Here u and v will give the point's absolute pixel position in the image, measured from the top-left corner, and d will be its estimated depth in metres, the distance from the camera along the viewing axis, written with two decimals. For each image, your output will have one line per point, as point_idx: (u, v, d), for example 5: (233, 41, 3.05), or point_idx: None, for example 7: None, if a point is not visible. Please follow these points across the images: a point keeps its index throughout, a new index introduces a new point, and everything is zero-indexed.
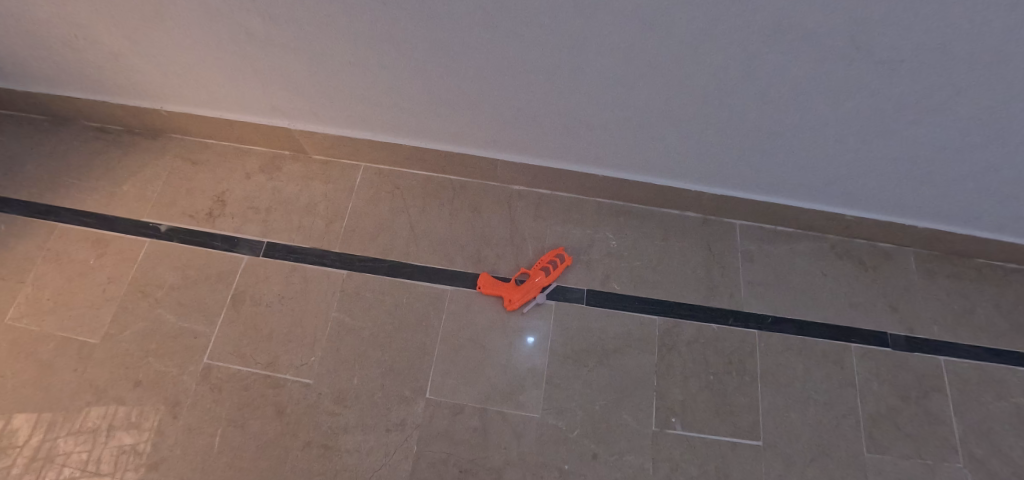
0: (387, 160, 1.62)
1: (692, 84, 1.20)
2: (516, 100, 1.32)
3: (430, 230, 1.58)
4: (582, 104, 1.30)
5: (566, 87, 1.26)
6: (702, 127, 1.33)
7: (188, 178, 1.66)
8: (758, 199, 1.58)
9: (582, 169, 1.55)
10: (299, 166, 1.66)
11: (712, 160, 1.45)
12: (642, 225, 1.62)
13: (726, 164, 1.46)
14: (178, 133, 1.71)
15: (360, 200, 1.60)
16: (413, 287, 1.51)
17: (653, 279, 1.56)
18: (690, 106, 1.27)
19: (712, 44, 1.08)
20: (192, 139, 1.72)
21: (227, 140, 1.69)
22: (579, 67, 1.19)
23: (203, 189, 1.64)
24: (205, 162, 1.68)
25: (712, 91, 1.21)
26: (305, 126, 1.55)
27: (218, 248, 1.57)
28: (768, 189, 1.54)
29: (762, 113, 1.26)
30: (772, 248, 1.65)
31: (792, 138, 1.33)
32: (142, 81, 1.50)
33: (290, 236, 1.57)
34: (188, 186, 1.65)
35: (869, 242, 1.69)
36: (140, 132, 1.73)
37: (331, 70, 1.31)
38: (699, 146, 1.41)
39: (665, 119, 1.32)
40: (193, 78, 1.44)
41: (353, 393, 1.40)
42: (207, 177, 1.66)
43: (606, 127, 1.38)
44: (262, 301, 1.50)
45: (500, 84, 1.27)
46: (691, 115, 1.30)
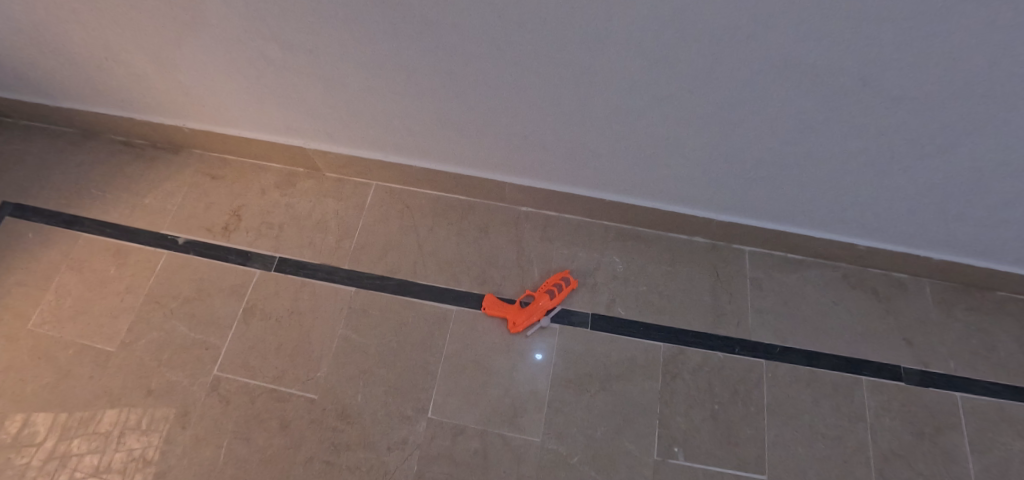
0: (398, 179, 1.65)
1: (700, 115, 1.21)
2: (525, 126, 1.34)
3: (438, 249, 1.60)
4: (590, 131, 1.32)
5: (574, 115, 1.28)
6: (709, 155, 1.34)
7: (207, 192, 1.72)
8: (767, 227, 1.57)
9: (589, 193, 1.56)
10: (313, 183, 1.70)
11: (720, 187, 1.45)
12: (649, 249, 1.62)
13: (734, 193, 1.46)
14: (199, 148, 1.77)
15: (371, 218, 1.64)
16: (419, 305, 1.53)
17: (659, 304, 1.55)
18: (698, 135, 1.28)
19: (720, 75, 1.09)
20: (212, 155, 1.78)
21: (245, 157, 1.74)
22: (587, 95, 1.21)
23: (220, 203, 1.70)
24: (223, 178, 1.74)
25: (720, 121, 1.22)
26: (319, 145, 1.59)
27: (232, 261, 1.61)
28: (777, 217, 1.53)
29: (770, 143, 1.26)
30: (781, 276, 1.63)
31: (800, 168, 1.33)
32: (166, 100, 1.56)
33: (301, 252, 1.60)
34: (206, 200, 1.71)
35: (883, 273, 1.66)
36: (163, 147, 1.80)
37: (345, 94, 1.35)
38: (707, 175, 1.41)
39: (673, 147, 1.33)
40: (214, 98, 1.49)
41: (356, 410, 1.42)
42: (224, 191, 1.71)
43: (614, 154, 1.39)
44: (271, 315, 1.53)
45: (510, 111, 1.29)
46: (698, 144, 1.31)
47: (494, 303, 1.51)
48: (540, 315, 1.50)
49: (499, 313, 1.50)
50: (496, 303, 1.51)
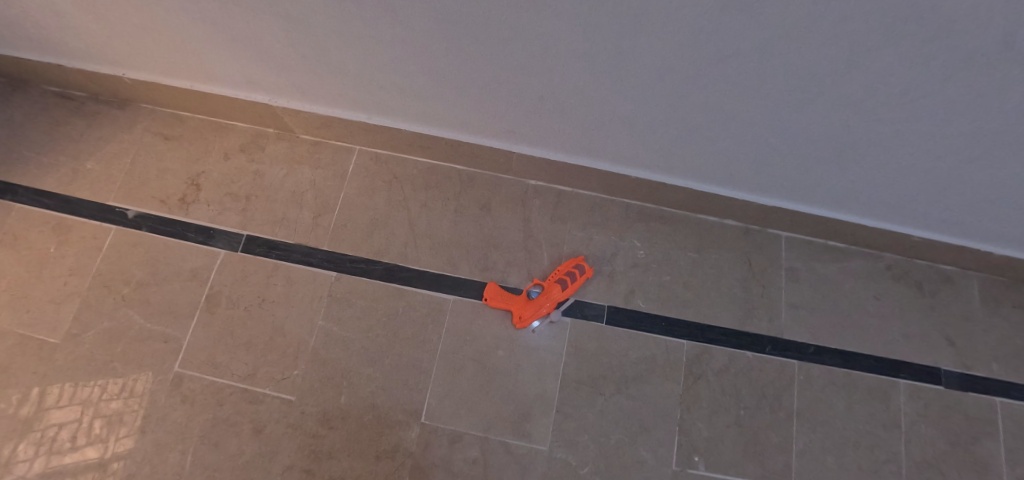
0: (385, 145, 1.41)
1: (762, 84, 0.97)
2: (541, 86, 1.09)
3: (433, 229, 1.37)
4: (621, 96, 1.08)
5: (604, 75, 1.03)
6: (763, 131, 1.10)
7: (161, 156, 1.46)
8: (810, 210, 1.37)
9: (610, 168, 1.33)
10: (286, 146, 1.45)
11: (767, 167, 1.23)
12: (674, 233, 1.42)
13: (782, 173, 1.24)
14: (148, 102, 1.49)
15: (353, 190, 1.40)
16: (410, 295, 1.33)
17: (683, 297, 1.37)
18: (754, 108, 1.04)
19: (802, 37, 0.84)
20: (164, 110, 1.51)
21: (204, 113, 1.47)
22: (624, 53, 0.96)
23: (176, 170, 1.45)
24: (179, 139, 1.48)
25: (786, 93, 0.98)
26: (289, 103, 1.33)
27: (193, 240, 1.38)
28: (825, 201, 1.33)
29: (843, 121, 1.03)
30: (819, 266, 1.46)
31: (870, 151, 1.10)
32: (96, 42, 1.28)
33: (272, 230, 1.38)
34: (160, 166, 1.46)
35: (928, 264, 1.49)
36: (107, 100, 1.52)
37: (316, 41, 1.09)
38: (754, 152, 1.18)
39: (721, 119, 1.09)
40: (153, 42, 1.22)
41: (338, 414, 1.24)
42: (181, 156, 1.46)
43: (646, 125, 1.15)
44: (240, 304, 1.33)
45: (523, 66, 1.04)
46: (751, 118, 1.07)
47: (497, 293, 1.32)
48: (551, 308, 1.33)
49: (504, 305, 1.32)
50: (499, 293, 1.32)
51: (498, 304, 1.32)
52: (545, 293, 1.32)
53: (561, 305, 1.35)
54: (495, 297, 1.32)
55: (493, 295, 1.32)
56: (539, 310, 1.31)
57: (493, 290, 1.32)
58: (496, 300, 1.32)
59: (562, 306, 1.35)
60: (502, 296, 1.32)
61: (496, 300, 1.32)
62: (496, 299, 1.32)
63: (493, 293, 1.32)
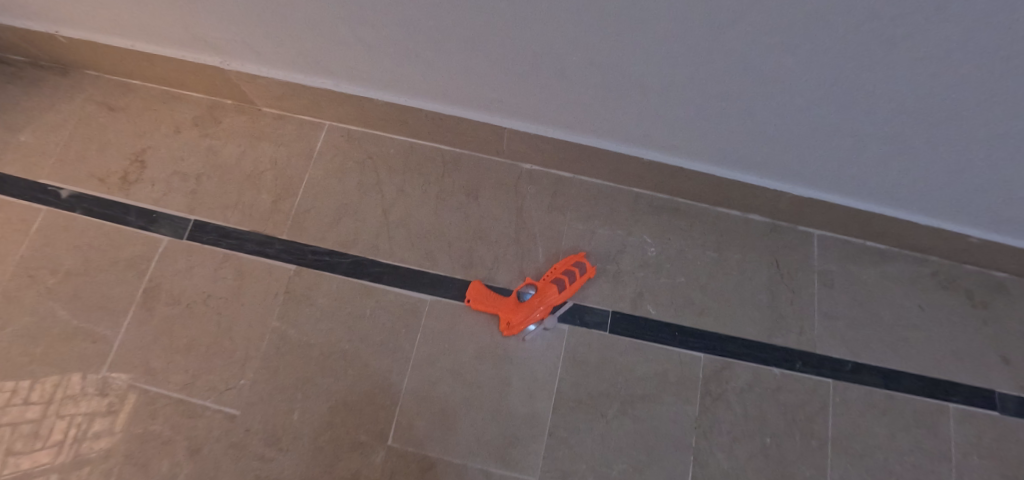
0: (357, 120, 1.19)
1: (825, 37, 0.74)
2: (538, 40, 0.85)
3: (410, 218, 1.18)
4: (638, 56, 0.85)
5: (618, 27, 0.80)
6: (815, 104, 0.87)
7: (103, 129, 1.28)
8: (855, 202, 1.15)
9: (621, 150, 1.10)
10: (245, 120, 1.26)
11: (812, 151, 1.00)
12: (690, 229, 1.22)
13: (830, 159, 1.01)
14: (92, 68, 1.30)
15: (319, 171, 1.20)
16: (382, 294, 1.14)
17: (700, 303, 1.18)
18: (808, 72, 0.81)
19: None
20: (110, 77, 1.32)
21: (154, 81, 1.28)
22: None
23: (119, 145, 1.26)
24: (125, 109, 1.29)
25: (855, 50, 0.75)
26: (242, 66, 1.12)
27: (132, 225, 1.20)
28: (876, 193, 1.10)
29: (924, 89, 0.80)
30: (857, 270, 1.25)
31: (950, 131, 0.87)
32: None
33: (224, 214, 1.18)
34: (102, 140, 1.27)
35: (981, 270, 1.28)
36: (47, 65, 1.33)
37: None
38: (799, 133, 0.95)
39: (762, 86, 0.86)
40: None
41: (290, 433, 1.05)
42: (126, 129, 1.27)
43: (666, 95, 0.92)
44: (182, 300, 1.13)
45: (515, 16, 0.81)
46: (802, 86, 0.84)
47: (482, 293, 1.13)
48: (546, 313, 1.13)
49: (490, 307, 1.12)
50: (484, 292, 1.13)
51: (483, 305, 1.12)
52: (539, 294, 1.12)
53: (559, 307, 1.15)
54: (480, 297, 1.13)
55: (478, 294, 1.13)
56: (532, 315, 1.11)
57: (478, 289, 1.13)
58: (481, 301, 1.12)
59: (559, 309, 1.15)
60: (488, 297, 1.12)
61: (480, 302, 1.12)
62: (481, 300, 1.12)
63: (477, 293, 1.13)
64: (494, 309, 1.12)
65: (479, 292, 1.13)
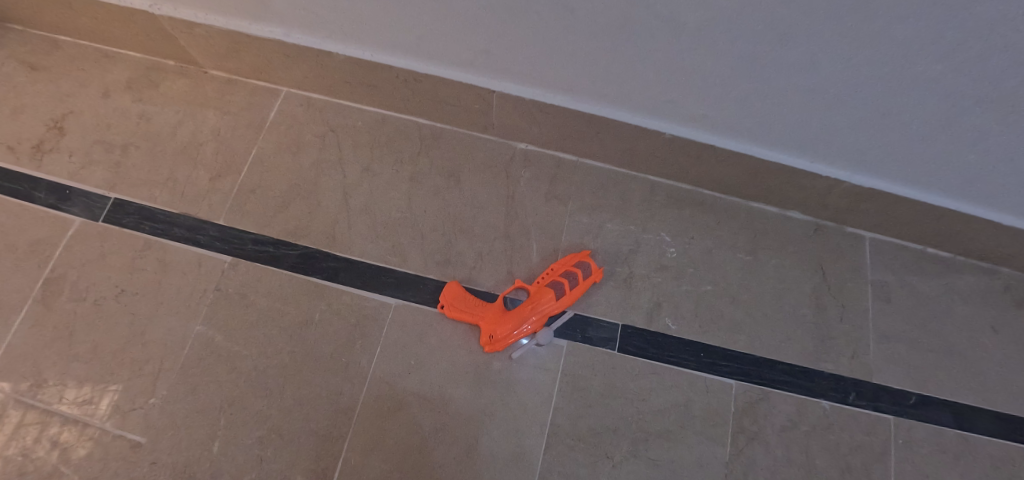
0: (318, 84, 0.97)
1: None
2: None
3: (376, 204, 0.96)
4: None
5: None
6: (928, 43, 0.61)
7: (15, 91, 0.98)
8: (939, 203, 0.88)
9: (639, 122, 0.88)
10: (187, 85, 0.99)
11: (901, 122, 0.75)
12: (718, 227, 0.99)
13: (923, 135, 0.76)
14: (10, 19, 1.01)
15: (270, 145, 0.97)
16: (335, 295, 0.92)
17: (730, 318, 0.95)
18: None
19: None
20: (37, 32, 1.02)
21: (83, 35, 1.00)
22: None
23: (35, 107, 0.97)
24: (43, 68, 1.00)
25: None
26: (176, 11, 0.87)
27: (40, 203, 0.92)
28: (969, 189, 0.84)
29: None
30: (918, 283, 0.98)
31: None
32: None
33: (151, 193, 0.93)
34: (12, 103, 0.97)
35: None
36: None
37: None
38: (887, 93, 0.70)
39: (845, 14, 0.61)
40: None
41: (207, 470, 0.82)
42: (43, 89, 0.98)
43: (710, 31, 0.68)
44: (89, 295, 0.88)
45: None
46: (909, 16, 0.59)
47: (458, 297, 0.91)
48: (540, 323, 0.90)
49: (469, 315, 0.90)
50: (461, 296, 0.91)
51: (460, 313, 0.90)
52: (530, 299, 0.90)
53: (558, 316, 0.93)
54: (456, 302, 0.91)
55: (453, 299, 0.91)
56: (521, 327, 0.89)
57: (454, 293, 0.91)
58: (457, 307, 0.91)
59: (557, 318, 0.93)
60: (466, 302, 0.91)
61: (456, 308, 0.91)
62: (457, 306, 0.91)
63: (452, 297, 0.91)
64: (474, 318, 0.90)
65: (455, 295, 0.91)
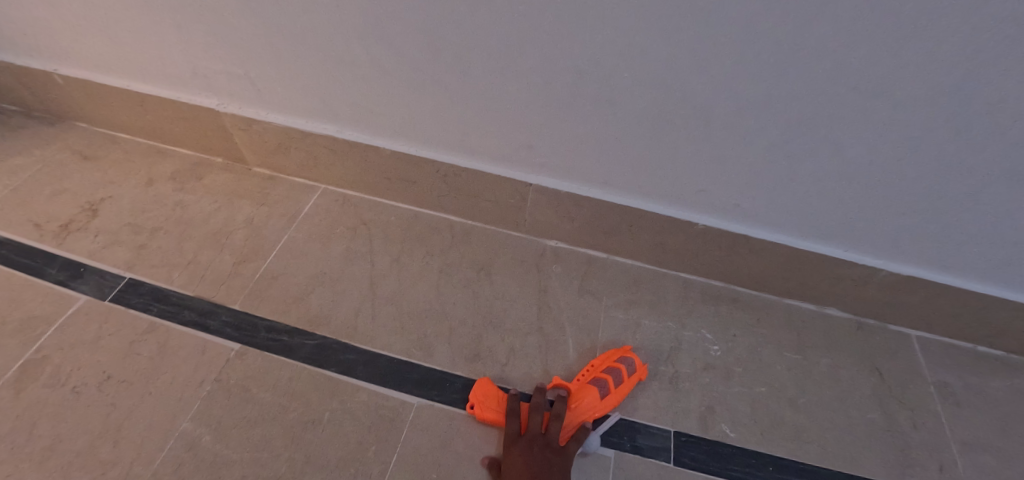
0: (357, 181, 1.01)
1: (967, 20, 0.57)
2: (571, 45, 0.71)
3: (403, 294, 0.92)
4: (710, 64, 0.69)
5: (689, 18, 0.65)
6: (934, 126, 0.67)
7: (61, 176, 0.99)
8: (992, 291, 0.85)
9: (672, 213, 0.91)
10: (230, 179, 1.02)
11: (932, 206, 0.77)
12: (758, 324, 0.95)
13: (957, 218, 0.77)
14: (78, 116, 1.07)
15: (301, 234, 0.96)
16: (351, 391, 0.81)
17: (792, 423, 0.85)
18: (937, 80, 0.62)
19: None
20: (99, 129, 1.08)
21: (147, 135, 1.05)
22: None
23: (77, 192, 0.97)
24: (100, 158, 1.03)
25: (1009, 41, 0.57)
26: (240, 109, 0.94)
27: (49, 279, 0.86)
28: (1018, 276, 0.82)
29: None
30: (983, 384, 0.89)
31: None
32: (17, 12, 0.90)
33: (169, 275, 0.89)
34: (55, 186, 0.98)
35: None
36: (36, 115, 1.10)
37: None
38: (912, 178, 0.74)
39: (855, 103, 0.68)
40: (84, 6, 0.85)
41: None
42: (91, 176, 1.00)
43: (739, 121, 0.75)
44: (68, 381, 0.77)
45: (560, 9, 0.67)
46: (915, 104, 0.66)
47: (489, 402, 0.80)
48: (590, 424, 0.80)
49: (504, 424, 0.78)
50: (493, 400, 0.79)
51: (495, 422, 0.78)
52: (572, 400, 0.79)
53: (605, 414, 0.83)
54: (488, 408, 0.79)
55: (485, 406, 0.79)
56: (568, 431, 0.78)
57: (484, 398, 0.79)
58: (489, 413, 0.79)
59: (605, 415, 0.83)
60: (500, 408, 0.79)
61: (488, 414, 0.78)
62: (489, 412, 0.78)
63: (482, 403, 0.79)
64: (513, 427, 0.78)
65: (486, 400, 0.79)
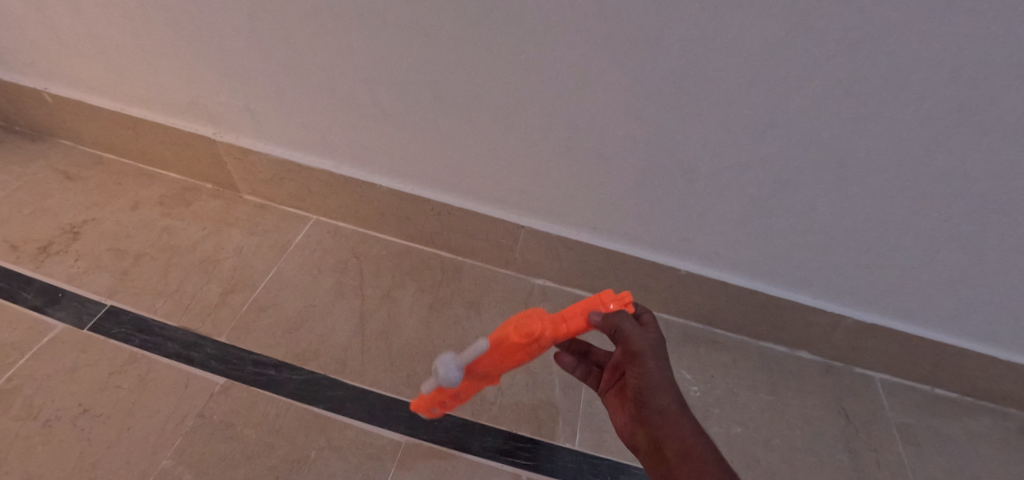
0: (350, 213, 1.02)
1: (920, 101, 0.64)
2: (571, 103, 0.76)
3: (392, 329, 0.92)
4: (696, 128, 0.75)
5: (677, 87, 0.71)
6: (895, 193, 0.75)
7: (41, 195, 0.97)
8: (945, 341, 0.92)
9: (655, 258, 0.96)
10: (219, 207, 1.02)
11: (892, 262, 0.84)
12: (734, 365, 0.99)
13: (914, 273, 0.84)
14: (62, 134, 1.05)
15: (291, 266, 0.96)
16: (338, 428, 0.80)
17: (767, 463, 0.88)
18: (897, 151, 0.70)
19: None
20: (83, 148, 1.06)
21: (134, 158, 1.04)
22: (720, 40, 0.65)
23: (57, 213, 0.95)
24: (83, 178, 1.01)
25: (956, 120, 0.65)
26: (237, 139, 0.95)
27: (23, 304, 0.83)
28: (967, 327, 0.90)
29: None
30: (941, 425, 0.95)
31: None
32: (14, 31, 0.90)
33: (153, 304, 0.87)
34: (33, 206, 0.95)
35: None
36: (16, 130, 1.07)
37: (285, 24, 0.76)
38: (875, 236, 0.81)
39: (825, 167, 0.74)
40: (87, 31, 0.86)
41: None
42: (72, 196, 0.97)
43: (719, 178, 0.80)
44: (40, 414, 0.73)
45: (560, 70, 0.72)
46: (879, 170, 0.73)
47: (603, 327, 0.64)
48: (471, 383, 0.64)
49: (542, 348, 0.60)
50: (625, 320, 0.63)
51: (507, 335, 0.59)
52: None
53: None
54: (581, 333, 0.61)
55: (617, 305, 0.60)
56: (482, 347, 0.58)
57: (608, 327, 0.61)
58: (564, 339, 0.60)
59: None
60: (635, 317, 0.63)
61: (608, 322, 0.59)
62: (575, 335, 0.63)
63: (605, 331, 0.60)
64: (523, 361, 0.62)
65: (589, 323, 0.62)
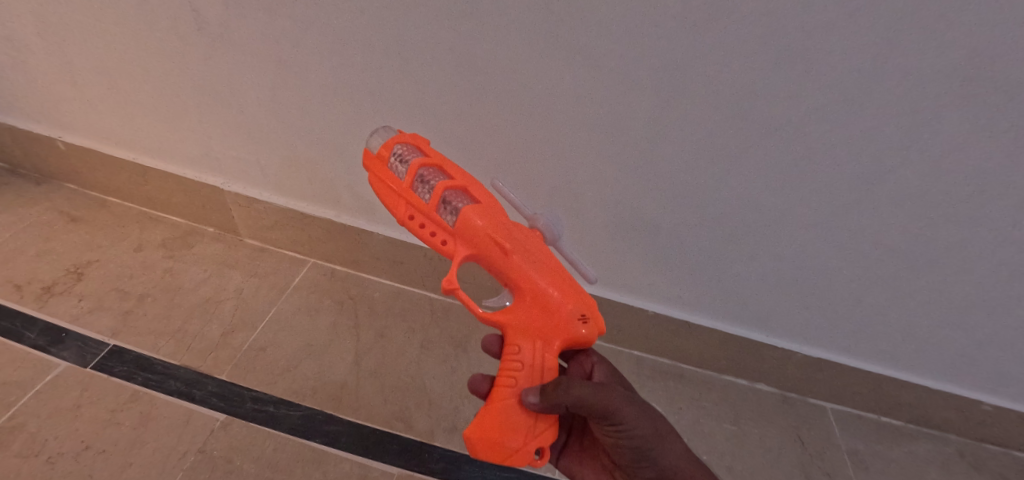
0: (347, 257, 1.08)
1: None
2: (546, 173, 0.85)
3: (385, 366, 0.98)
4: (656, 197, 0.84)
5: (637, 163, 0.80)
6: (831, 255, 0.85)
7: (47, 238, 1.01)
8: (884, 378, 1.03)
9: (627, 300, 1.05)
10: (220, 250, 1.07)
11: (833, 308, 0.94)
12: (700, 398, 1.09)
13: (851, 318, 0.95)
14: (70, 179, 1.11)
15: (289, 306, 1.02)
16: (334, 462, 0.84)
17: None
18: (832, 215, 0.80)
19: (911, 94, 0.65)
20: (88, 192, 1.11)
21: (140, 202, 1.10)
22: (671, 121, 0.74)
23: (63, 256, 0.99)
24: (89, 221, 1.06)
25: None
26: (244, 189, 1.02)
27: (28, 343, 0.86)
28: (903, 365, 1.01)
29: (956, 237, 0.77)
30: (884, 450, 1.06)
31: (987, 291, 0.83)
32: (40, 87, 0.97)
33: (156, 342, 0.91)
34: (40, 247, 1.00)
35: (1007, 451, 1.08)
36: (23, 174, 1.13)
37: (297, 94, 0.85)
38: (816, 288, 0.91)
39: (768, 231, 0.85)
40: (112, 90, 0.94)
41: None
42: (78, 239, 1.02)
43: (678, 235, 0.90)
44: (43, 450, 0.76)
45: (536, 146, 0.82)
46: None
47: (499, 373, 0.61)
48: (524, 236, 0.59)
49: (549, 300, 0.58)
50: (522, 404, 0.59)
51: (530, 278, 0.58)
52: (408, 221, 0.57)
53: (386, 161, 0.59)
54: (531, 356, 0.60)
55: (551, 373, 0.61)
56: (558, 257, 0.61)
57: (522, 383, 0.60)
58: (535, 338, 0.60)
59: (435, 199, 0.57)
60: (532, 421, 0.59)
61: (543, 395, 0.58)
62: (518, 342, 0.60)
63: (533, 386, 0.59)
64: (519, 276, 0.58)
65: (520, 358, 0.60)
